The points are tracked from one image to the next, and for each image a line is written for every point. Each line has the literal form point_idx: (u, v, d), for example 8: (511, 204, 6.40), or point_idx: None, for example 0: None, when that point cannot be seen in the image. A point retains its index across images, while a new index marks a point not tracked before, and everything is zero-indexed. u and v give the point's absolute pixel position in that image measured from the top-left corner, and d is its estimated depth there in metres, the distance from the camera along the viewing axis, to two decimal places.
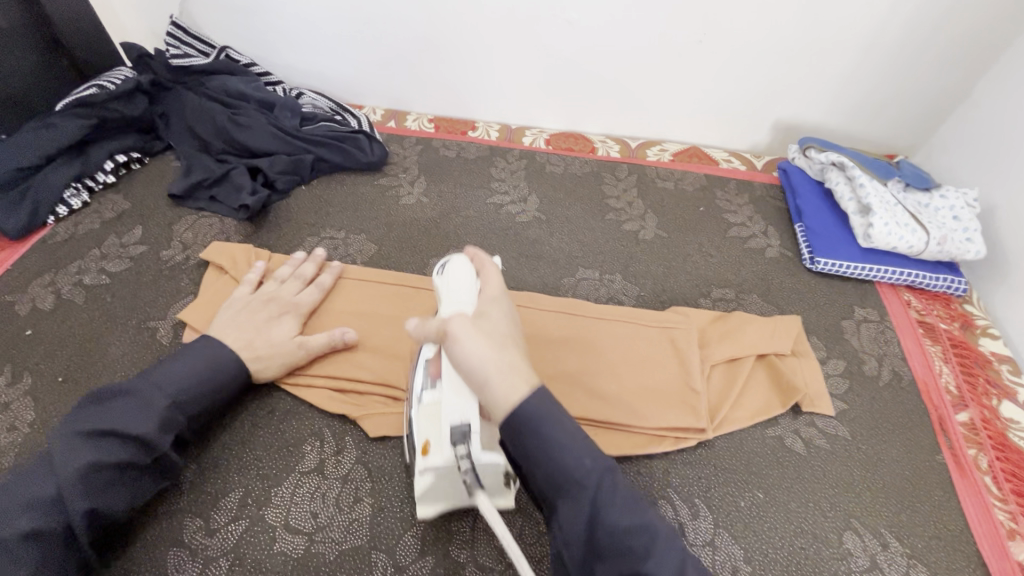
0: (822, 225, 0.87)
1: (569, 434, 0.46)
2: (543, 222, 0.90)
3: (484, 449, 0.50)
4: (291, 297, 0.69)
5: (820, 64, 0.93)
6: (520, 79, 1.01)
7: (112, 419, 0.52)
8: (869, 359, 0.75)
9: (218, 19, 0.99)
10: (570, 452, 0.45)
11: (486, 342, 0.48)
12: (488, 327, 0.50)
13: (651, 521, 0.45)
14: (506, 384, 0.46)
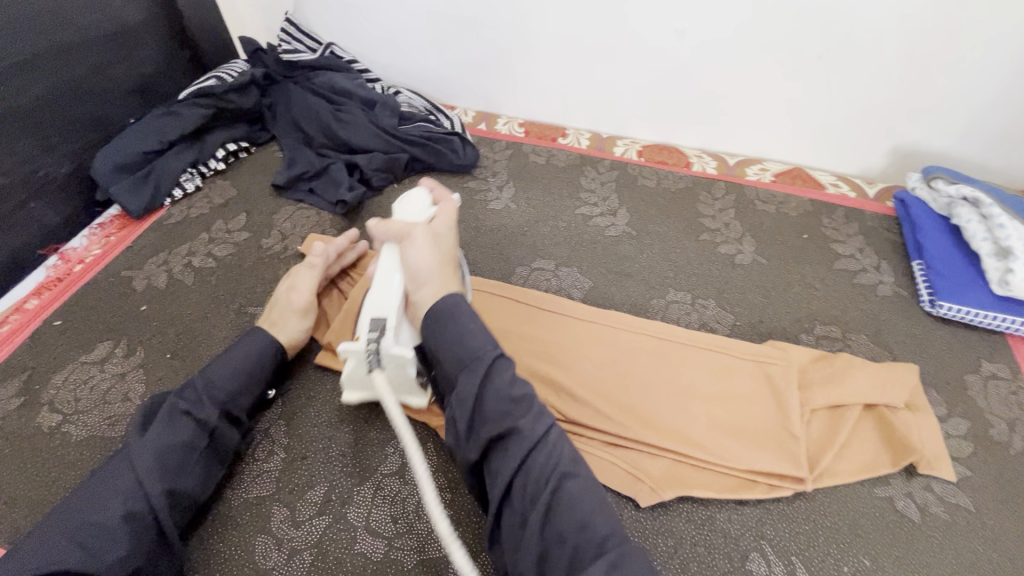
0: (949, 264, 0.78)
1: (500, 398, 0.48)
2: (633, 237, 0.86)
3: (394, 342, 0.56)
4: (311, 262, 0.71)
5: (957, 86, 0.84)
6: (617, 87, 0.98)
7: (177, 407, 0.55)
8: (998, 422, 0.67)
9: (327, 16, 1.03)
10: (505, 419, 0.47)
11: (433, 252, 0.56)
12: (441, 243, 0.58)
13: (579, 484, 0.45)
14: (441, 283, 0.55)
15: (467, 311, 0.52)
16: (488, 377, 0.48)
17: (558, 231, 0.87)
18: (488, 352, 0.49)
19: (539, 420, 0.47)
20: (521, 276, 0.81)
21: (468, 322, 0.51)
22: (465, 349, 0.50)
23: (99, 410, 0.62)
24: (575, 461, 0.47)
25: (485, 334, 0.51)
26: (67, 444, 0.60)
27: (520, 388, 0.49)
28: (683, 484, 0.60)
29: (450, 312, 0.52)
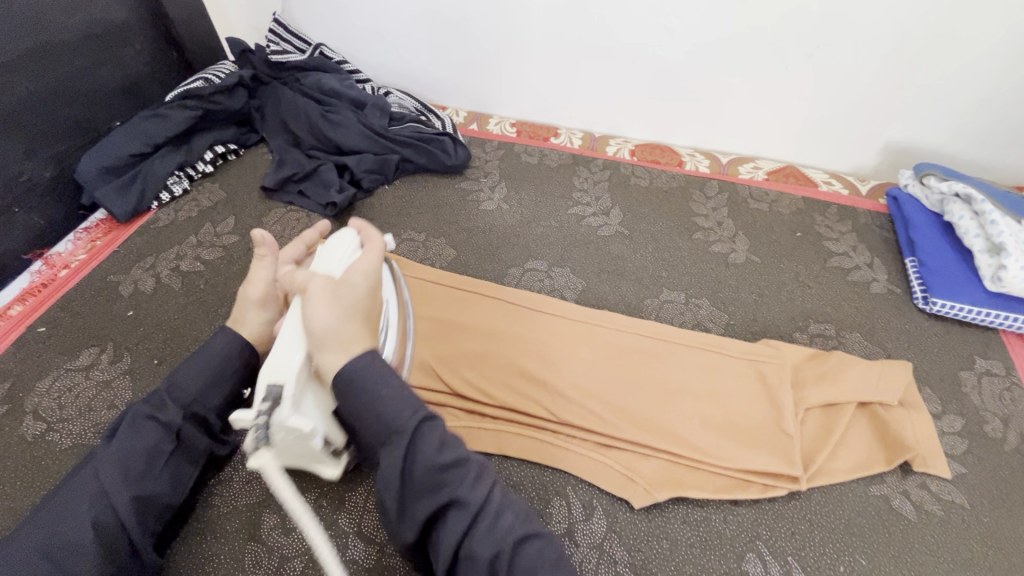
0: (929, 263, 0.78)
1: (433, 467, 0.42)
2: (626, 237, 0.86)
3: (293, 415, 0.44)
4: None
5: (948, 83, 0.84)
6: (609, 87, 0.98)
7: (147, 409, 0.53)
8: (993, 419, 0.67)
9: (316, 16, 1.01)
10: (442, 492, 0.42)
11: (335, 309, 0.45)
12: (348, 297, 0.47)
13: (529, 549, 0.42)
14: (343, 350, 0.45)
15: (389, 371, 0.45)
16: (415, 454, 0.42)
17: (551, 231, 0.86)
18: (408, 425, 0.43)
19: (482, 486, 0.43)
20: (513, 277, 0.80)
21: (399, 397, 0.44)
22: (387, 422, 0.43)
23: (84, 418, 0.61)
24: (523, 516, 0.44)
25: (408, 400, 0.44)
26: (51, 453, 0.59)
27: (455, 457, 0.43)
28: (678, 485, 0.59)
29: (365, 379, 0.44)
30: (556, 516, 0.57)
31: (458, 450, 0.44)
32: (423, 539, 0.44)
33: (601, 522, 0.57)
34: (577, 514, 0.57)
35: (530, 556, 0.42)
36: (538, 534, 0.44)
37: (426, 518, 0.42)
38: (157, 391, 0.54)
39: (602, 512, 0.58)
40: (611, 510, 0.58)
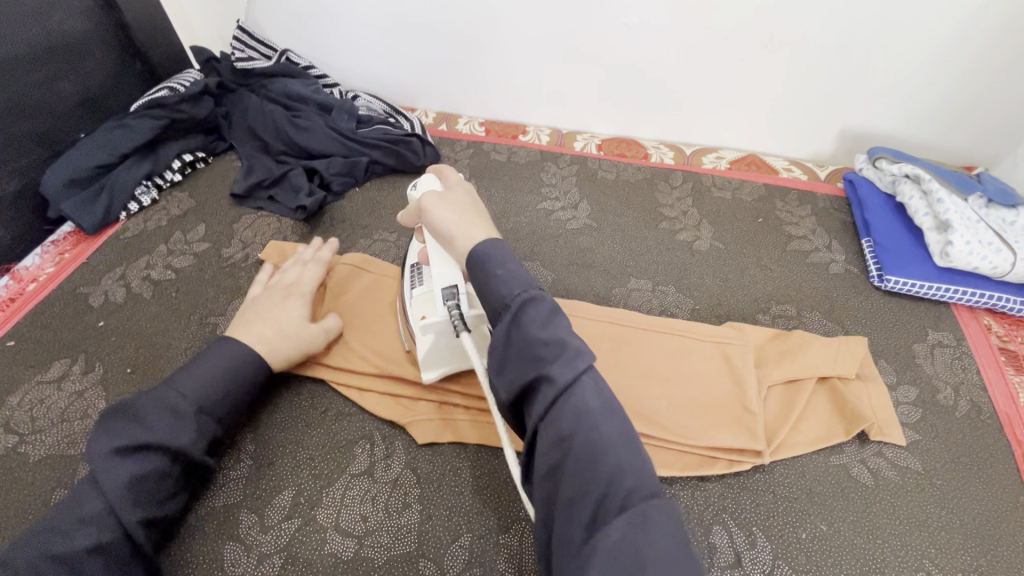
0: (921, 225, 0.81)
1: (534, 331, 0.44)
2: (594, 229, 0.88)
3: (470, 307, 0.58)
4: (294, 279, 0.71)
5: (895, 70, 0.88)
6: (574, 84, 1.00)
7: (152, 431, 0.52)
8: (945, 388, 0.70)
9: (281, 21, 1.02)
10: (539, 361, 0.43)
11: (450, 209, 0.53)
12: (455, 199, 0.55)
13: (602, 446, 0.40)
14: (466, 235, 0.51)
15: (505, 254, 0.48)
16: (523, 316, 0.45)
17: (521, 227, 0.88)
18: (517, 302, 0.45)
19: (577, 367, 0.42)
20: None
21: (496, 244, 0.49)
22: (500, 293, 0.46)
23: (57, 429, 0.61)
24: (614, 413, 0.42)
25: (521, 274, 0.47)
26: (24, 465, 0.59)
27: (556, 338, 0.43)
28: None
29: (489, 250, 0.48)
30: (529, 501, 0.58)
31: (565, 329, 0.44)
32: (522, 402, 0.46)
33: None
34: None
35: (593, 447, 0.40)
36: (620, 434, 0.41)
37: (522, 386, 0.44)
38: (166, 413, 0.54)
39: None
40: None
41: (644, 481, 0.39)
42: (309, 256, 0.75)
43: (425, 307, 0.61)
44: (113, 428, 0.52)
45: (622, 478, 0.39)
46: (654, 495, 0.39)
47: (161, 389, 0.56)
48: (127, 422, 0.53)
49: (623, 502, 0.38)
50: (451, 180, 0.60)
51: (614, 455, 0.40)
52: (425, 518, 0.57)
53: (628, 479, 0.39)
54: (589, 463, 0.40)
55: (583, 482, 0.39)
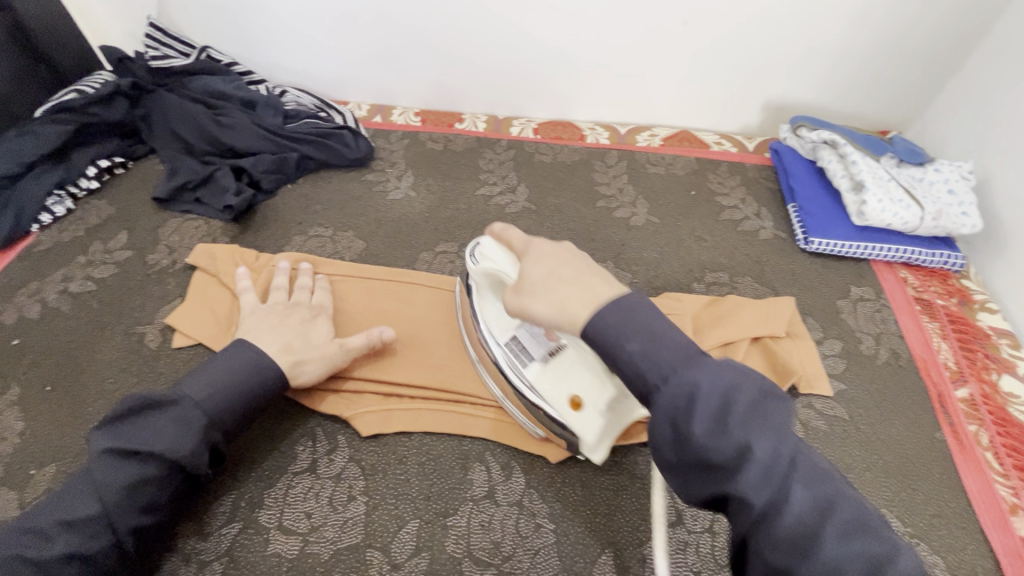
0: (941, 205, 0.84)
1: (711, 402, 0.35)
2: (533, 212, 0.89)
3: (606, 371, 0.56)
4: (310, 302, 0.68)
5: (809, 41, 0.91)
6: (507, 68, 1.00)
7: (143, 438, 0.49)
8: (866, 338, 0.74)
9: (198, 17, 0.98)
10: (727, 433, 0.34)
11: (545, 294, 0.45)
12: (544, 268, 0.47)
13: (810, 507, 0.34)
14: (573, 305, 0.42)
15: (657, 328, 0.39)
16: (690, 392, 0.36)
17: (460, 214, 0.87)
18: (672, 384, 0.37)
19: (774, 424, 0.35)
20: (425, 261, 0.81)
21: (628, 302, 0.41)
22: (649, 368, 0.38)
23: None
24: (816, 465, 0.36)
25: (671, 343, 0.38)
26: None
27: (743, 396, 0.35)
28: None
29: (621, 323, 0.40)
30: (476, 481, 0.58)
31: (747, 380, 0.37)
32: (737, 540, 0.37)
33: (521, 480, 0.59)
34: (496, 476, 0.59)
35: (805, 518, 0.33)
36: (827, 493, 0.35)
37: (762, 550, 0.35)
38: (175, 417, 0.51)
39: (520, 470, 0.60)
40: (529, 467, 0.60)
41: (880, 542, 0.33)
42: (309, 284, 0.70)
43: (569, 386, 0.57)
44: (115, 422, 0.50)
45: (850, 549, 0.32)
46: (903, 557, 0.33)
47: (173, 389, 0.53)
48: (130, 415, 0.51)
49: (863, 571, 0.32)
50: (518, 244, 0.53)
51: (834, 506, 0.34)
52: (370, 506, 0.57)
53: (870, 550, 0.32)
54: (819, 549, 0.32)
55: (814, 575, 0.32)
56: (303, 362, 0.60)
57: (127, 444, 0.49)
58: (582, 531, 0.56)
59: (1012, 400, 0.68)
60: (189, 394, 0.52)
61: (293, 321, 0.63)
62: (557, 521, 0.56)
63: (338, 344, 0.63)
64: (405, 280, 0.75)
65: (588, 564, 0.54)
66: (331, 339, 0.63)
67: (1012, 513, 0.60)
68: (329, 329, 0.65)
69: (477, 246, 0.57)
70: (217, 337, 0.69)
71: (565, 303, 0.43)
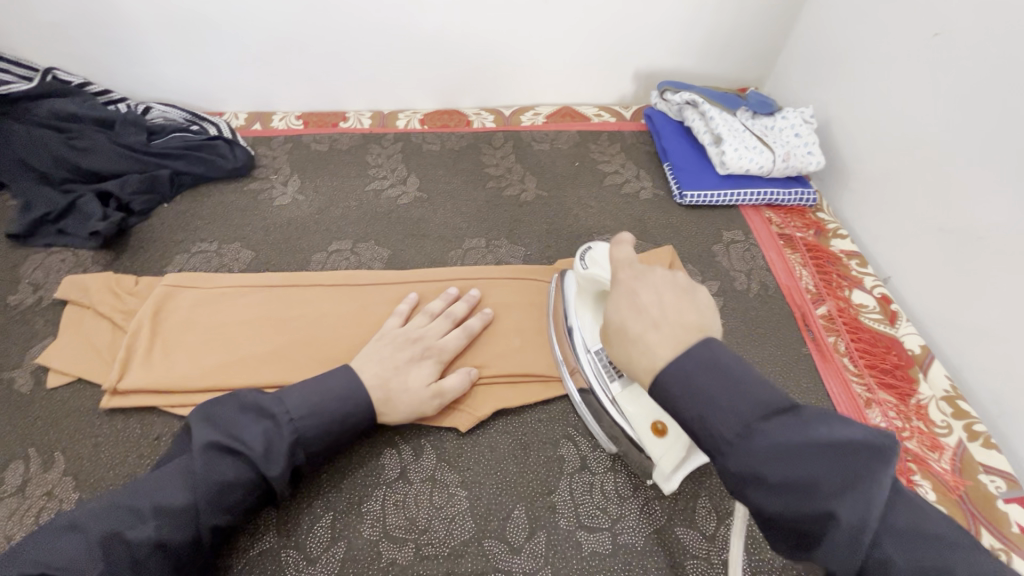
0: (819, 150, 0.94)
1: (781, 455, 0.38)
2: (425, 200, 0.90)
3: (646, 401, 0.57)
4: (438, 338, 0.64)
5: (662, 10, 0.98)
6: (382, 61, 1.00)
7: (237, 437, 0.51)
8: (739, 276, 0.82)
9: (39, 38, 0.91)
10: (810, 500, 0.37)
11: (654, 331, 0.45)
12: (644, 305, 0.47)
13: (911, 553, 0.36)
14: (664, 344, 0.44)
15: (727, 363, 0.42)
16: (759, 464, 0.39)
17: (351, 212, 0.87)
18: (734, 450, 0.40)
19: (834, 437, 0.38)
20: (319, 262, 0.80)
21: (704, 350, 0.43)
22: (709, 430, 0.41)
23: None
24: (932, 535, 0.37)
25: (743, 406, 0.41)
26: None
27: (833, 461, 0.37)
28: (498, 402, 0.64)
29: (687, 380, 0.42)
30: (387, 465, 0.60)
31: (832, 438, 0.37)
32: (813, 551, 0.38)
33: (432, 456, 0.60)
34: (408, 457, 0.60)
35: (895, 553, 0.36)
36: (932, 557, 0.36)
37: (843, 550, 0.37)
38: (275, 423, 0.52)
39: (431, 447, 0.61)
40: (438, 442, 0.61)
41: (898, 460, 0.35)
42: (462, 315, 0.68)
43: (648, 416, 0.56)
44: (220, 419, 0.53)
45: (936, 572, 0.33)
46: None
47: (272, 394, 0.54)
48: (235, 410, 0.53)
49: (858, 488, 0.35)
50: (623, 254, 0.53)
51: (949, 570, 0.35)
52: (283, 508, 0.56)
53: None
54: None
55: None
56: (394, 401, 0.58)
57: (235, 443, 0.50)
58: (494, 492, 0.58)
59: (862, 310, 0.78)
60: (286, 402, 0.53)
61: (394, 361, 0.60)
62: (469, 487, 0.58)
63: (434, 389, 0.60)
64: (355, 285, 0.75)
65: (502, 521, 0.56)
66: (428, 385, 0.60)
67: (867, 407, 0.69)
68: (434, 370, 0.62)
69: (589, 251, 0.62)
70: (98, 368, 0.65)
71: (638, 349, 0.46)
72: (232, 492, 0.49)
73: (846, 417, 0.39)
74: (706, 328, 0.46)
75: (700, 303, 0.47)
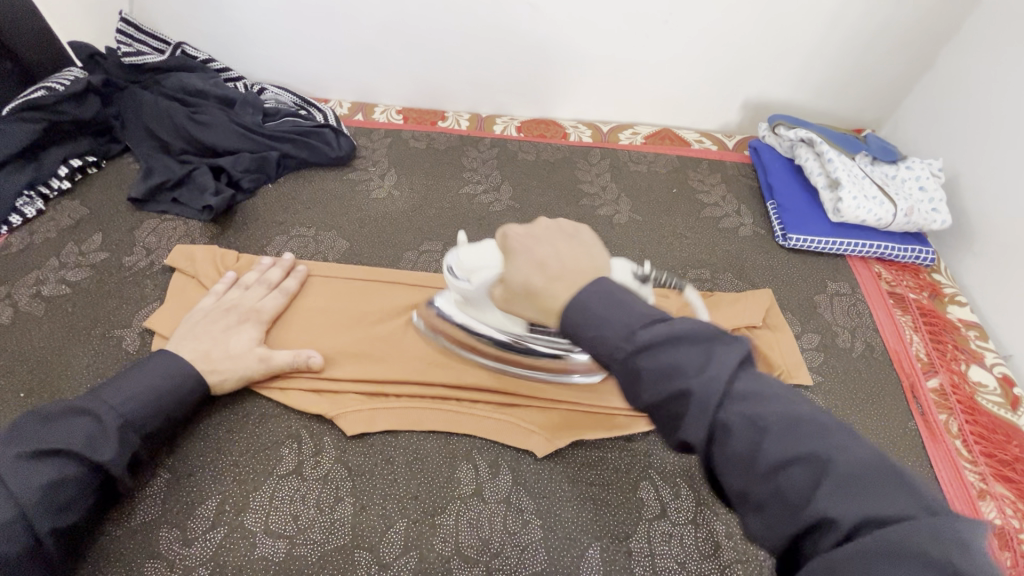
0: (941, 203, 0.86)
1: (660, 359, 0.37)
2: (517, 210, 0.89)
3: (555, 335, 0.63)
4: (254, 303, 0.68)
5: (786, 40, 0.93)
6: (488, 65, 1.00)
7: (59, 438, 0.49)
8: (843, 332, 0.76)
9: (172, 13, 0.96)
10: (675, 383, 0.36)
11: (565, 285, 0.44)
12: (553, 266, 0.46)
13: (799, 466, 0.32)
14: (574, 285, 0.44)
15: (618, 292, 0.42)
16: (641, 359, 0.38)
17: (444, 213, 0.87)
18: (628, 352, 0.39)
19: (723, 369, 0.35)
20: (409, 260, 0.81)
21: (598, 287, 0.42)
22: (609, 346, 0.40)
23: None
24: (790, 417, 0.34)
25: (637, 311, 0.40)
26: None
27: (699, 352, 0.37)
28: (577, 430, 0.62)
29: (584, 308, 0.41)
30: (463, 480, 0.59)
31: (705, 333, 0.37)
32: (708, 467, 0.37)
33: (508, 477, 0.59)
34: (484, 474, 0.59)
35: (789, 477, 0.32)
36: (805, 445, 0.33)
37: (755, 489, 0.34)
38: (89, 425, 0.51)
39: (508, 468, 0.60)
40: (516, 464, 0.60)
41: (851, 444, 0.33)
42: (278, 279, 0.72)
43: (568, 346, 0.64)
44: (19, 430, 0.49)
45: None
46: (932, 519, 0.28)
47: (83, 396, 0.53)
48: (53, 416, 0.51)
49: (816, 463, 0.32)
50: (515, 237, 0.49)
51: (821, 458, 0.32)
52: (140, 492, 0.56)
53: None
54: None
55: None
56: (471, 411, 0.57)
57: (41, 445, 0.48)
58: (571, 527, 0.56)
59: (980, 389, 0.71)
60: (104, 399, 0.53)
61: (225, 323, 0.64)
62: (544, 517, 0.57)
63: (260, 354, 0.63)
64: None
65: (576, 559, 0.55)
66: (251, 345, 0.64)
67: (980, 498, 0.62)
68: (256, 333, 0.65)
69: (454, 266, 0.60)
70: None
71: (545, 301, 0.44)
72: (65, 486, 0.48)
73: (703, 325, 0.38)
74: (605, 268, 0.48)
75: (587, 243, 0.49)
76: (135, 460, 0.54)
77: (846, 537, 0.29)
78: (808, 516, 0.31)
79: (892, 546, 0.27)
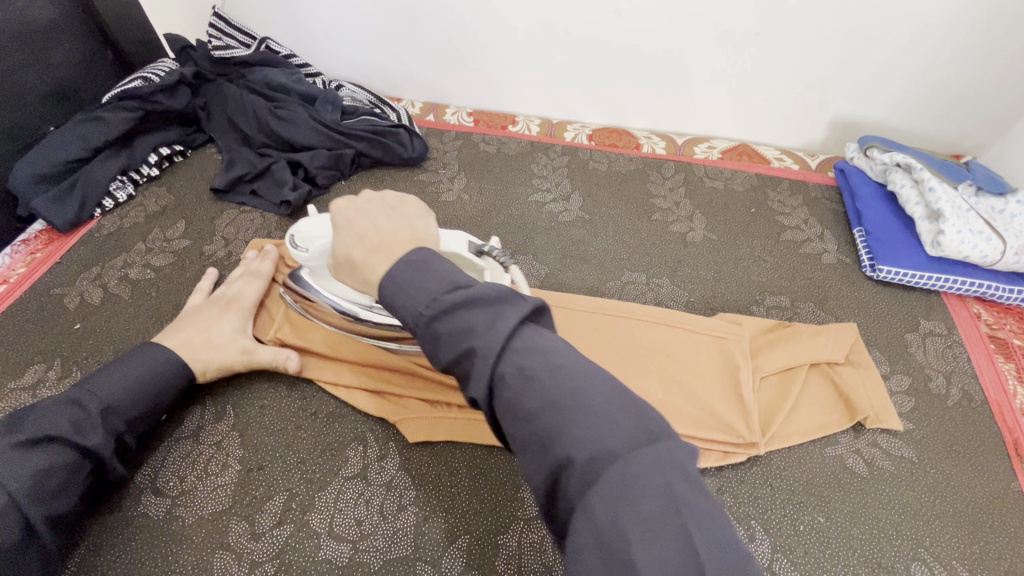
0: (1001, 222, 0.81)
1: (449, 325, 0.39)
2: (587, 222, 0.87)
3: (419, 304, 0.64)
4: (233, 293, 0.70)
5: (886, 58, 0.88)
6: (564, 70, 0.98)
7: (48, 426, 0.51)
8: (936, 376, 0.71)
9: (260, 8, 0.98)
10: (465, 342, 0.38)
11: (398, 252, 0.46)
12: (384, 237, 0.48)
13: (553, 411, 0.35)
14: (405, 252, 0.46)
15: (431, 258, 0.43)
16: (436, 323, 0.39)
17: (513, 220, 0.86)
18: (426, 319, 0.40)
19: (504, 325, 0.37)
20: None
21: (417, 253, 0.43)
22: (410, 314, 0.41)
23: None
24: (553, 367, 0.37)
25: (438, 278, 0.41)
26: None
27: (489, 313, 0.38)
28: None
29: (393, 276, 0.42)
30: (528, 500, 0.57)
31: (499, 294, 0.39)
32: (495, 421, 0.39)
33: None
34: None
35: (549, 423, 0.35)
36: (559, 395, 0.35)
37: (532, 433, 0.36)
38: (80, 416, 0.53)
39: None
40: None
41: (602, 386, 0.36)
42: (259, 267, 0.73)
43: None
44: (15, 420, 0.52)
45: None
46: (655, 446, 0.32)
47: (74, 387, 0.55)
48: (41, 409, 0.53)
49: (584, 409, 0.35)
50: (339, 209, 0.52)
51: (575, 404, 0.35)
52: (203, 480, 0.58)
53: (645, 559, 0.29)
54: (597, 524, 0.31)
55: (586, 543, 0.31)
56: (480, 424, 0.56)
57: (35, 433, 0.50)
58: None
59: None
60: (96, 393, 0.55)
61: (208, 315, 0.66)
62: None
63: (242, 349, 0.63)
64: None
65: None
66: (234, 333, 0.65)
67: None
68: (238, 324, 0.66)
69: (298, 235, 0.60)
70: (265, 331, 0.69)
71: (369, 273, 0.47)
72: (59, 473, 0.50)
73: (497, 287, 0.40)
74: (427, 232, 0.51)
75: (410, 211, 0.52)
76: (122, 446, 0.56)
77: (586, 475, 0.33)
78: (559, 458, 0.34)
79: (626, 480, 0.31)
